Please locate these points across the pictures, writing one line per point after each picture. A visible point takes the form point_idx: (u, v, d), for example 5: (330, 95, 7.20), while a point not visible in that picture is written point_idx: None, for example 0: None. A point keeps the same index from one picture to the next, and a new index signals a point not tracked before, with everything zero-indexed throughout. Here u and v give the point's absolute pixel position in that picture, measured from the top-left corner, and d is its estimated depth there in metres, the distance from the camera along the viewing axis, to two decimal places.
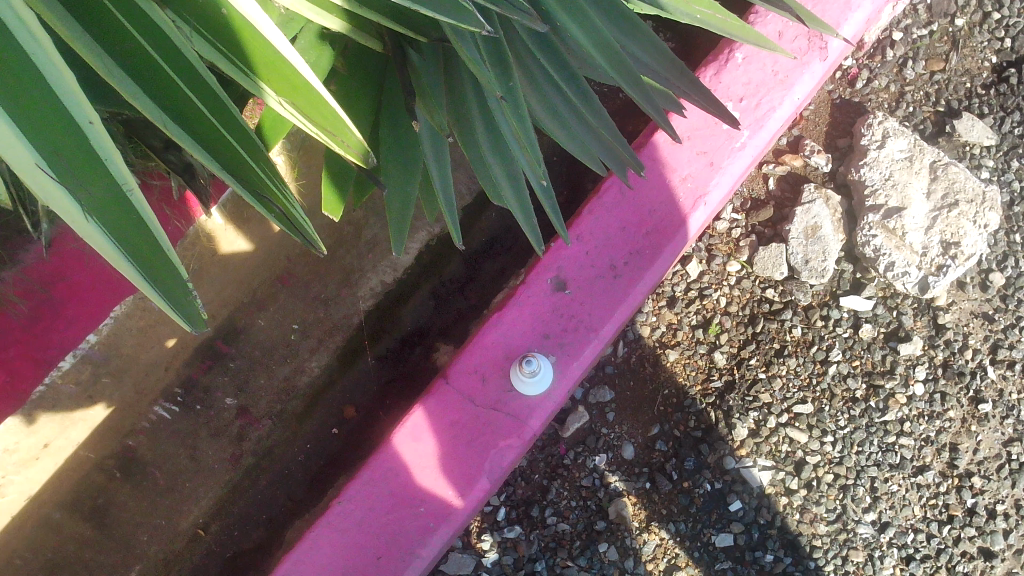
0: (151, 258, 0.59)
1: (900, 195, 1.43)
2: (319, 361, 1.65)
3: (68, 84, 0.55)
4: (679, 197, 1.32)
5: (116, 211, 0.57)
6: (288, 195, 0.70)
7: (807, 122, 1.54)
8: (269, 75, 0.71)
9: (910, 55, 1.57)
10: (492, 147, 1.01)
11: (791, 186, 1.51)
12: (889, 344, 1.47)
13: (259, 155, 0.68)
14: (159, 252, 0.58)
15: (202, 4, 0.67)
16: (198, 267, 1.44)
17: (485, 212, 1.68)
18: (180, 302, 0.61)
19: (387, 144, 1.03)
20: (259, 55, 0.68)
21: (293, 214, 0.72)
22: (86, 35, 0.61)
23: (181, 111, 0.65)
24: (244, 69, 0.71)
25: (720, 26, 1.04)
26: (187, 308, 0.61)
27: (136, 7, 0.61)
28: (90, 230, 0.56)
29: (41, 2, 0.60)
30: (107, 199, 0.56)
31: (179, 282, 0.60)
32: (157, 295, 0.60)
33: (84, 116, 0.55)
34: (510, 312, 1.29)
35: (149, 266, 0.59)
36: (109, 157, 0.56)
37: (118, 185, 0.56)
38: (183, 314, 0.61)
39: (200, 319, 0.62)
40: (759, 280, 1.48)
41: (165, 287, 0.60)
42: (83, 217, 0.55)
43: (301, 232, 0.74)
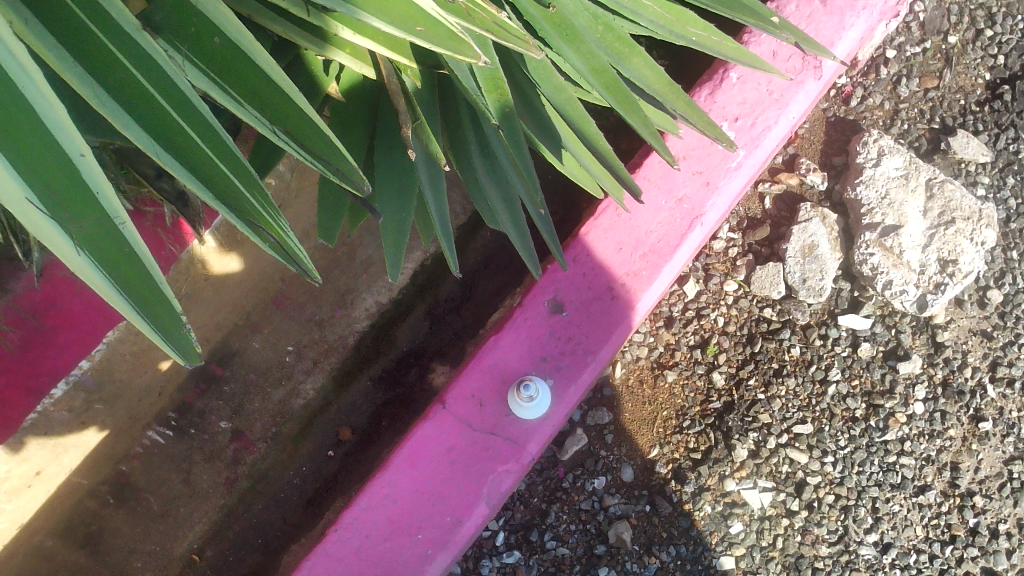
0: (143, 291, 0.57)
1: (897, 213, 1.42)
2: (314, 383, 1.64)
3: (60, 119, 0.54)
4: (675, 218, 1.31)
5: (108, 244, 0.55)
6: (283, 225, 0.68)
7: (802, 141, 1.54)
8: (260, 104, 0.68)
9: (904, 73, 1.57)
10: (487, 171, 1.01)
11: (787, 205, 1.51)
12: (888, 362, 1.46)
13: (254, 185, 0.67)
14: (151, 285, 0.56)
15: (199, 33, 0.68)
16: (192, 290, 1.43)
17: (479, 232, 1.67)
18: (174, 337, 0.59)
19: (382, 166, 1.01)
20: (252, 84, 0.68)
21: (288, 243, 0.69)
22: (79, 67, 0.62)
23: (174, 142, 0.64)
24: (236, 98, 0.69)
25: (715, 48, 1.03)
26: (182, 343, 0.59)
27: (129, 39, 0.61)
28: (82, 265, 0.55)
29: (39, 39, 0.61)
30: (99, 232, 0.55)
31: (172, 315, 0.58)
32: (151, 329, 0.58)
33: (77, 150, 0.54)
34: (507, 334, 1.28)
35: (142, 300, 0.57)
36: (100, 192, 0.54)
37: (108, 218, 0.54)
38: (177, 349, 0.59)
39: (192, 353, 0.59)
40: (756, 298, 1.48)
41: (158, 321, 0.58)
42: (73, 252, 0.54)
43: (297, 262, 0.73)
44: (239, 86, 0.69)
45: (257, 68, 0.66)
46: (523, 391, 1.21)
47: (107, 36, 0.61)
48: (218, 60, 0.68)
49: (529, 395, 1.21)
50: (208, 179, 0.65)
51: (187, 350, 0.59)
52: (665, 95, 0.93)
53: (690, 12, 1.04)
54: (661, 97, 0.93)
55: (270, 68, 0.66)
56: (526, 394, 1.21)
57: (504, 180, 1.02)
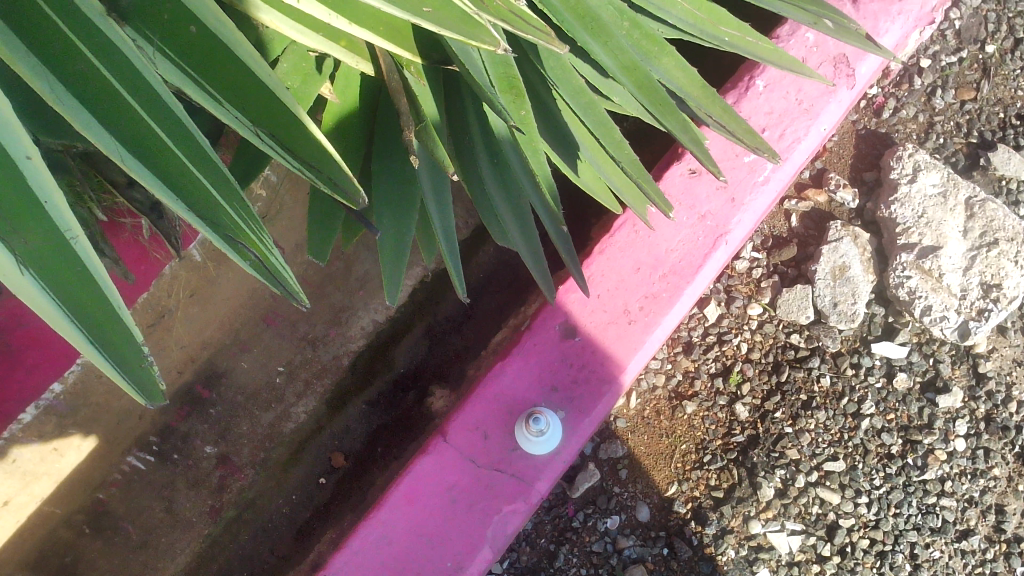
0: (103, 321, 0.49)
1: (934, 233, 1.31)
2: (306, 406, 1.54)
3: (7, 118, 0.48)
4: (697, 236, 1.21)
5: (60, 268, 0.48)
6: (266, 239, 0.57)
7: (831, 155, 1.42)
8: (246, 103, 0.59)
9: (938, 84, 1.46)
10: (496, 181, 0.90)
11: (815, 223, 1.39)
12: (925, 395, 1.36)
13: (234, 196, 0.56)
14: (112, 314, 0.49)
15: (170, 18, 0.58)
16: (174, 307, 1.34)
17: (483, 248, 1.57)
18: (136, 372, 0.51)
19: (380, 179, 0.91)
20: (237, 82, 0.58)
21: (270, 260, 0.59)
22: (31, 57, 0.53)
23: (143, 145, 0.54)
24: (215, 95, 0.60)
25: (751, 51, 0.93)
26: (143, 379, 0.51)
27: (95, 31, 0.52)
28: (26, 285, 0.47)
29: None
30: (46, 249, 0.48)
31: (134, 350, 0.50)
32: (106, 362, 0.50)
33: (23, 154, 0.48)
34: (514, 360, 1.18)
35: (98, 329, 0.50)
36: (50, 202, 0.48)
37: (58, 231, 0.47)
38: (138, 388, 0.52)
39: (155, 390, 0.52)
40: (782, 324, 1.37)
41: (115, 353, 0.50)
42: (18, 270, 0.47)
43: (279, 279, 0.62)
44: (218, 80, 0.59)
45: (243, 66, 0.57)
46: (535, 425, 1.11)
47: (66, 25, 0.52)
48: (193, 51, 0.59)
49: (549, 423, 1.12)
50: (179, 185, 0.55)
51: (150, 390, 0.52)
52: (700, 101, 0.82)
53: (722, 10, 0.94)
54: (694, 102, 0.83)
55: (256, 63, 0.57)
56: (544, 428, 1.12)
57: (514, 192, 0.91)
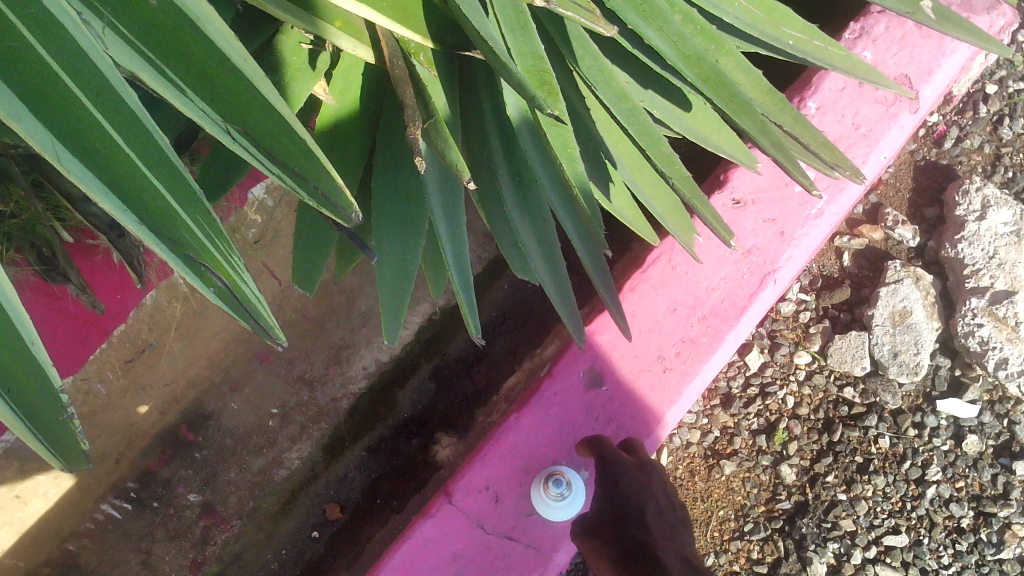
0: (22, 380, 0.45)
1: (1009, 277, 1.16)
2: (300, 451, 1.40)
3: None
4: (742, 274, 1.07)
5: None
6: (242, 268, 0.45)
7: (887, 187, 1.27)
8: (214, 94, 0.45)
9: (1006, 112, 1.31)
10: (518, 201, 0.76)
11: (870, 262, 1.24)
12: (999, 461, 1.21)
13: (202, 212, 0.43)
14: (36, 373, 0.45)
15: None
16: (155, 341, 1.20)
17: (498, 282, 1.42)
18: (55, 429, 0.47)
19: (382, 197, 0.77)
20: (204, 67, 0.44)
21: (243, 288, 0.45)
22: None
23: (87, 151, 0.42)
24: (170, 80, 0.45)
25: (819, 55, 0.80)
26: (61, 438, 0.48)
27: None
28: None
29: None
30: None
31: (50, 402, 0.46)
32: (17, 418, 0.45)
33: None
34: (532, 412, 1.02)
35: (12, 380, 0.45)
36: None
37: None
38: (50, 446, 0.47)
39: (77, 448, 0.48)
40: (834, 375, 1.22)
41: (28, 407, 0.45)
42: None
43: (255, 317, 0.47)
44: (167, 52, 0.45)
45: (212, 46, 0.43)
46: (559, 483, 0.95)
47: None
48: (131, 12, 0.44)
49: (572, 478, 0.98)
50: (122, 189, 0.42)
51: (67, 451, 0.48)
52: (764, 106, 0.69)
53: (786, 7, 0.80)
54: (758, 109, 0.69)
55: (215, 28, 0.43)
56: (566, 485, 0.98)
57: (538, 214, 0.77)
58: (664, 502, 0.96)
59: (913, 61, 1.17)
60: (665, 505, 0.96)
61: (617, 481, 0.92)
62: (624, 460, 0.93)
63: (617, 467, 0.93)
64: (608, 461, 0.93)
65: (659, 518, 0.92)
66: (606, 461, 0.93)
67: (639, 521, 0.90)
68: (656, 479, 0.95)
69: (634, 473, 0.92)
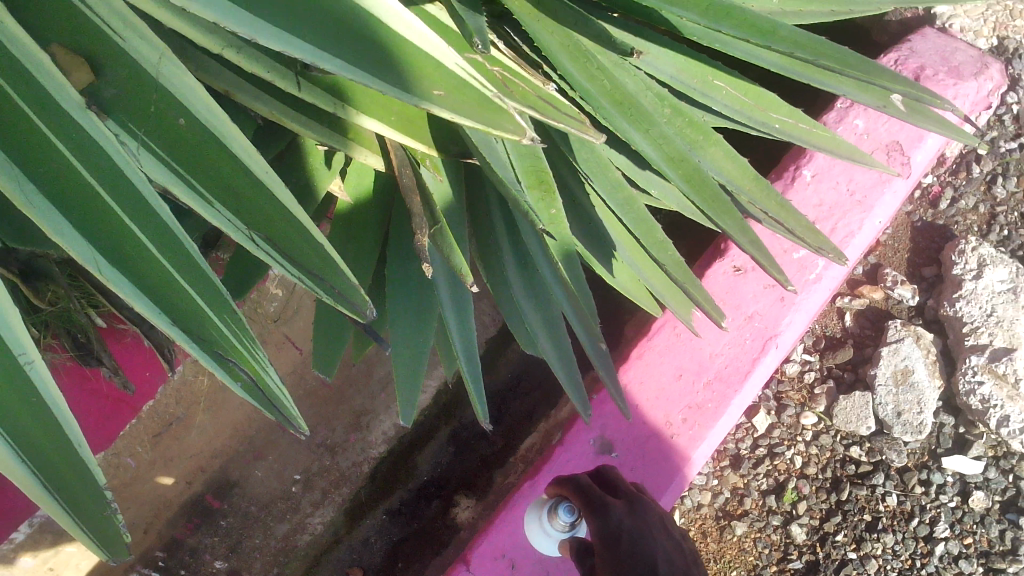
0: (61, 465, 0.49)
1: (1007, 334, 1.19)
2: (323, 516, 1.43)
3: None
4: (745, 340, 1.11)
5: (15, 399, 0.49)
6: (266, 360, 0.54)
7: (885, 249, 1.31)
8: (238, 204, 0.53)
9: (999, 171, 1.33)
10: (524, 284, 0.82)
11: (872, 323, 1.28)
12: (1007, 515, 1.22)
13: (228, 312, 0.53)
14: (71, 456, 0.49)
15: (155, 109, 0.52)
16: (182, 415, 1.26)
17: (511, 346, 1.47)
18: (95, 523, 0.51)
19: (395, 283, 0.82)
20: (231, 182, 0.53)
21: (266, 382, 0.56)
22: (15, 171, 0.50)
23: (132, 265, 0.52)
24: (201, 193, 0.54)
25: (804, 137, 0.83)
26: (100, 530, 0.52)
27: (77, 134, 0.50)
28: None
29: None
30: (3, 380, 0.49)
31: (93, 497, 0.51)
32: (62, 510, 0.50)
33: None
34: (545, 479, 1.06)
35: (55, 474, 0.49)
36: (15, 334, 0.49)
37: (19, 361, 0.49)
38: (95, 538, 0.52)
39: (113, 541, 0.53)
40: (840, 435, 1.25)
41: (71, 498, 0.50)
42: None
43: (277, 404, 0.57)
44: (209, 177, 0.53)
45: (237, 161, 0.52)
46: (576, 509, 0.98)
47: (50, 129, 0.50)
48: (179, 149, 0.53)
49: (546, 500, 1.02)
50: (159, 292, 0.52)
51: (107, 541, 0.53)
52: (752, 194, 0.74)
53: (769, 92, 0.84)
54: (746, 196, 0.74)
55: (250, 157, 0.52)
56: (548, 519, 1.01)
57: (543, 295, 0.82)
58: (667, 537, 0.93)
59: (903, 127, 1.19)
60: (673, 541, 0.93)
61: (607, 528, 0.91)
62: (619, 509, 0.93)
63: (611, 517, 0.92)
64: (603, 511, 0.93)
65: (667, 558, 0.89)
66: (597, 507, 0.93)
67: (633, 558, 0.87)
68: (651, 515, 0.94)
69: (630, 520, 0.92)
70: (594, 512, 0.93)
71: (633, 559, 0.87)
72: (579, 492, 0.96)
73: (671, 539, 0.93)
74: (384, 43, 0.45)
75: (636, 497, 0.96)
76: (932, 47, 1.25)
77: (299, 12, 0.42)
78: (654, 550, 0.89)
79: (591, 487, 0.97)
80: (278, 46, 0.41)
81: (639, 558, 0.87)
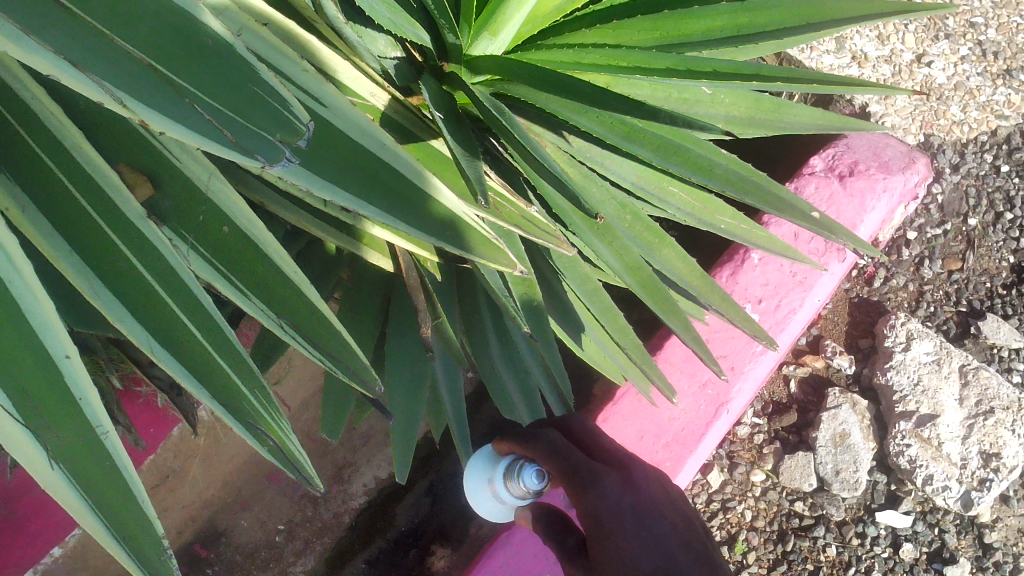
0: (124, 515, 0.51)
1: (931, 402, 1.36)
2: (304, 565, 1.52)
3: (49, 320, 0.53)
4: (699, 405, 1.24)
5: (83, 456, 0.51)
6: (285, 426, 0.60)
7: (825, 321, 1.47)
8: (269, 295, 0.62)
9: (926, 254, 1.51)
10: (505, 359, 0.97)
11: (814, 389, 1.44)
12: (933, 565, 1.39)
13: (257, 384, 0.59)
14: (133, 505, 0.51)
15: (200, 215, 0.62)
16: (178, 468, 1.36)
17: (486, 404, 1.59)
18: (156, 569, 0.51)
19: (392, 356, 0.95)
20: (264, 279, 0.62)
21: (288, 446, 0.61)
22: (86, 268, 0.60)
23: (175, 342, 0.59)
24: (237, 287, 0.62)
25: (747, 238, 0.96)
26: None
27: (138, 235, 0.59)
28: (55, 479, 0.50)
29: (30, 223, 0.59)
30: (75, 441, 0.51)
31: (154, 543, 0.51)
32: (125, 555, 0.50)
33: (62, 351, 0.52)
34: (519, 532, 1.20)
35: (120, 523, 0.51)
36: (85, 397, 0.52)
37: (91, 427, 0.51)
38: None
39: None
40: (786, 491, 1.39)
41: (134, 544, 0.51)
42: (47, 465, 0.50)
43: (300, 470, 0.62)
44: (248, 275, 0.62)
45: (270, 260, 0.62)
46: (544, 475, 0.83)
47: (115, 234, 0.59)
48: (219, 250, 0.62)
49: (510, 465, 0.85)
50: (202, 373, 0.59)
51: None
52: (698, 289, 0.88)
53: (717, 200, 0.97)
54: (694, 290, 0.88)
55: (283, 260, 0.62)
56: (500, 487, 0.86)
57: (521, 370, 0.98)
58: (670, 509, 0.80)
59: (832, 206, 1.36)
60: (676, 509, 0.80)
61: (603, 511, 0.74)
62: (613, 482, 0.77)
63: (606, 495, 0.75)
64: (596, 488, 0.76)
65: (680, 534, 0.75)
66: (585, 482, 0.76)
67: (647, 548, 0.72)
68: (648, 487, 0.79)
69: (629, 497, 0.76)
70: (581, 491, 0.76)
71: (648, 549, 0.72)
72: (553, 458, 0.80)
73: (673, 508, 0.79)
74: (401, 186, 0.55)
75: (622, 463, 0.83)
76: (865, 144, 1.41)
77: (350, 169, 0.54)
78: (666, 534, 0.75)
79: (568, 449, 0.80)
80: (328, 195, 0.53)
81: (654, 550, 0.72)
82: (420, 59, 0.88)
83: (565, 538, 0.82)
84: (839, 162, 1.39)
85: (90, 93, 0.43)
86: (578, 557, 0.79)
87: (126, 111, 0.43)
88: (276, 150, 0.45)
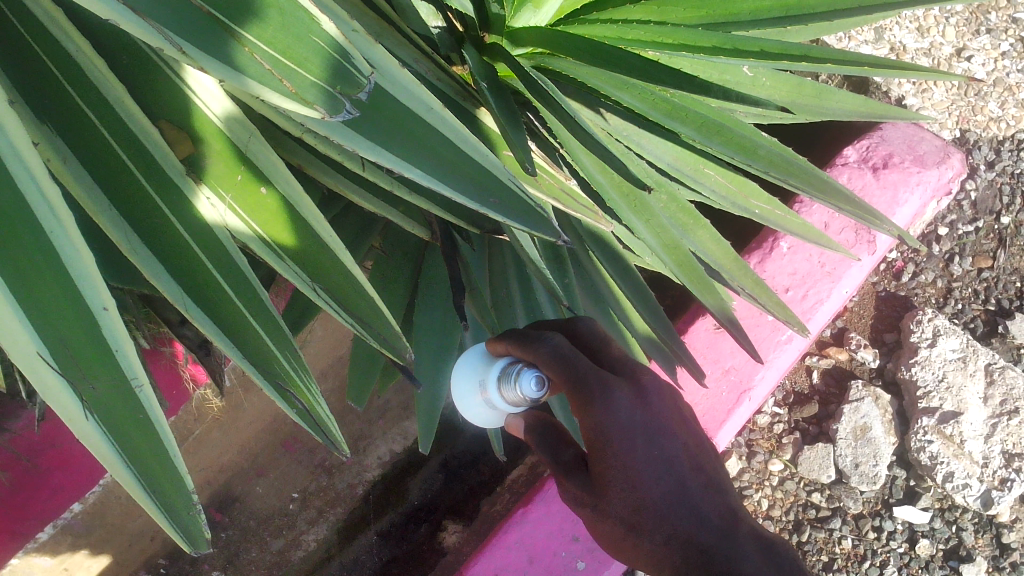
0: (158, 470, 0.51)
1: (955, 399, 1.36)
2: (317, 534, 1.53)
3: (87, 271, 0.50)
4: (722, 391, 1.23)
5: (118, 410, 0.50)
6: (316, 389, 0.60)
7: (852, 314, 1.47)
8: (302, 257, 0.61)
9: (956, 251, 1.50)
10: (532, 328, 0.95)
11: (836, 380, 1.44)
12: (949, 563, 1.38)
13: (289, 347, 0.60)
14: (167, 462, 0.51)
15: (238, 173, 0.61)
16: (198, 431, 1.37)
17: None
18: (184, 521, 0.52)
19: (421, 328, 0.96)
20: (297, 242, 0.61)
21: (317, 409, 0.61)
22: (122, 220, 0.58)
23: (210, 302, 0.59)
24: (274, 248, 0.61)
25: (781, 223, 0.96)
26: (189, 526, 0.52)
27: (177, 190, 0.59)
28: (89, 431, 0.49)
29: (65, 170, 0.58)
30: (111, 396, 0.50)
31: (184, 496, 0.52)
32: (156, 508, 0.51)
33: (100, 303, 0.50)
34: (536, 508, 1.20)
35: (152, 477, 0.51)
36: (121, 351, 0.50)
37: (127, 381, 0.50)
38: (183, 533, 0.52)
39: (201, 539, 0.52)
40: (804, 481, 1.39)
41: (165, 498, 0.51)
42: (82, 416, 0.49)
43: (326, 432, 0.62)
44: (285, 236, 0.61)
45: (305, 222, 0.60)
46: (544, 381, 0.73)
47: (155, 187, 0.59)
48: (260, 213, 0.61)
49: (506, 367, 0.76)
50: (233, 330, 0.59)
51: (193, 536, 0.53)
52: (732, 272, 0.87)
53: (753, 183, 0.96)
54: (728, 274, 0.86)
55: (319, 223, 0.60)
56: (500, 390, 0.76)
57: None
58: (686, 417, 0.73)
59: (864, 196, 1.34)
60: (688, 420, 0.73)
61: (612, 426, 0.68)
62: (622, 395, 0.70)
63: (616, 410, 0.69)
64: (607, 403, 0.68)
65: (691, 455, 0.71)
66: (594, 395, 0.69)
67: (657, 471, 0.68)
68: (662, 400, 0.72)
69: (640, 410, 0.69)
70: (589, 404, 0.69)
71: (656, 471, 0.68)
72: (559, 366, 0.70)
73: (681, 421, 0.73)
74: (442, 150, 0.55)
75: (634, 370, 0.73)
76: (901, 136, 1.40)
77: (394, 126, 0.54)
78: (677, 452, 0.70)
79: (576, 355, 0.71)
80: (372, 156, 0.53)
81: (663, 473, 0.68)
82: (460, 29, 0.86)
83: (561, 450, 0.74)
84: (873, 154, 1.37)
85: (149, 39, 0.44)
86: (577, 471, 0.72)
87: (186, 59, 0.45)
88: (337, 102, 0.46)
